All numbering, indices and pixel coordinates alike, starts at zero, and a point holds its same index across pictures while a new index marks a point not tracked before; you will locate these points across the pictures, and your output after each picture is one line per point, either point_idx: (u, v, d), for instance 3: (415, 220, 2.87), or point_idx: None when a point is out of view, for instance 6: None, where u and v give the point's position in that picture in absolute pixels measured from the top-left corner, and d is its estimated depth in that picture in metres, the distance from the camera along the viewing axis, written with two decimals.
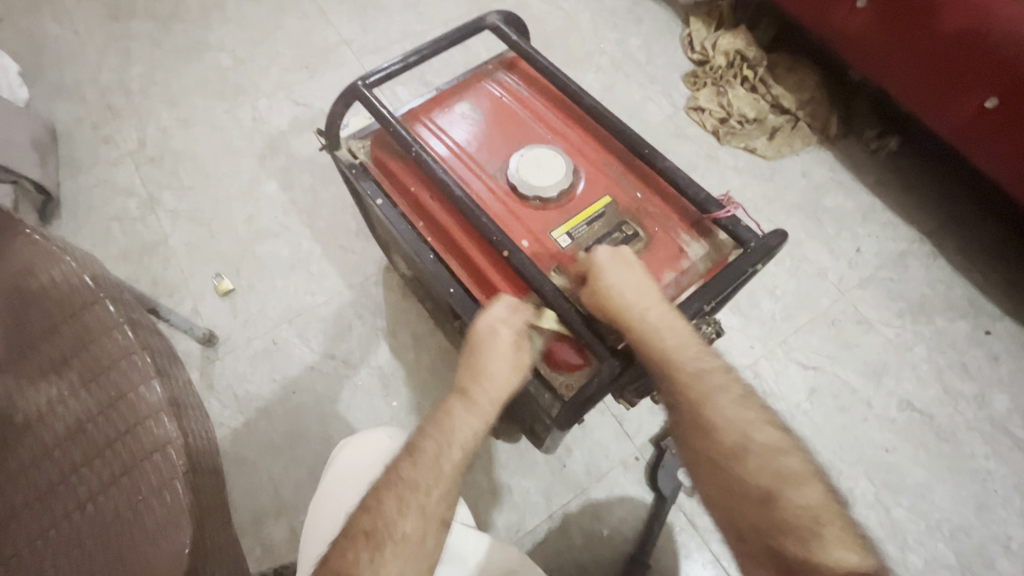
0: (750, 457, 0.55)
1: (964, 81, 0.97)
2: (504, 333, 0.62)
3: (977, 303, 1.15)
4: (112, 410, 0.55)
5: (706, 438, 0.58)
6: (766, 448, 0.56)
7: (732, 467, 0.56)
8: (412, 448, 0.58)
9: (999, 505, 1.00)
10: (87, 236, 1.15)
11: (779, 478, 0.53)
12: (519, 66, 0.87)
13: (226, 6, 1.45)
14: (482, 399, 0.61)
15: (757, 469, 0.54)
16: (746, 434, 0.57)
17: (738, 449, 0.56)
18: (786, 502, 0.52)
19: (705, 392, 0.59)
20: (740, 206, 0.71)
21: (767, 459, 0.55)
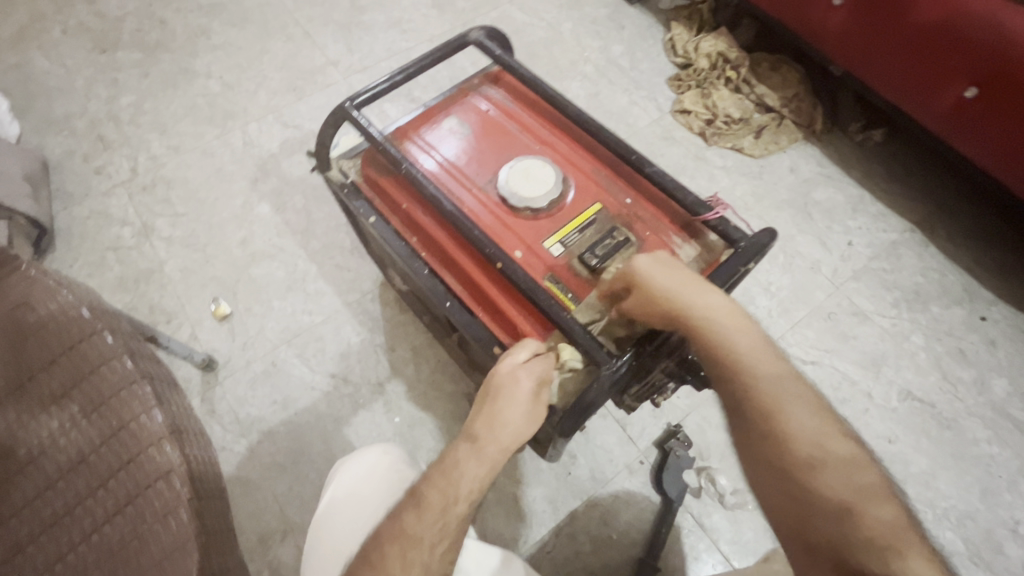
0: (820, 466, 0.49)
1: (942, 72, 0.99)
2: (526, 383, 0.60)
3: (970, 289, 1.16)
4: (114, 439, 0.56)
5: (778, 449, 0.51)
6: (833, 461, 0.49)
7: (800, 478, 0.49)
8: (417, 498, 0.55)
9: (1005, 489, 1.00)
10: (83, 267, 1.16)
11: (859, 494, 0.47)
12: (504, 79, 0.88)
13: (213, 33, 1.47)
14: (492, 446, 0.57)
15: (831, 485, 0.48)
16: (813, 443, 0.50)
17: (807, 458, 0.49)
18: (836, 491, 0.47)
19: (774, 398, 0.52)
20: (729, 207, 0.71)
21: (832, 471, 0.48)
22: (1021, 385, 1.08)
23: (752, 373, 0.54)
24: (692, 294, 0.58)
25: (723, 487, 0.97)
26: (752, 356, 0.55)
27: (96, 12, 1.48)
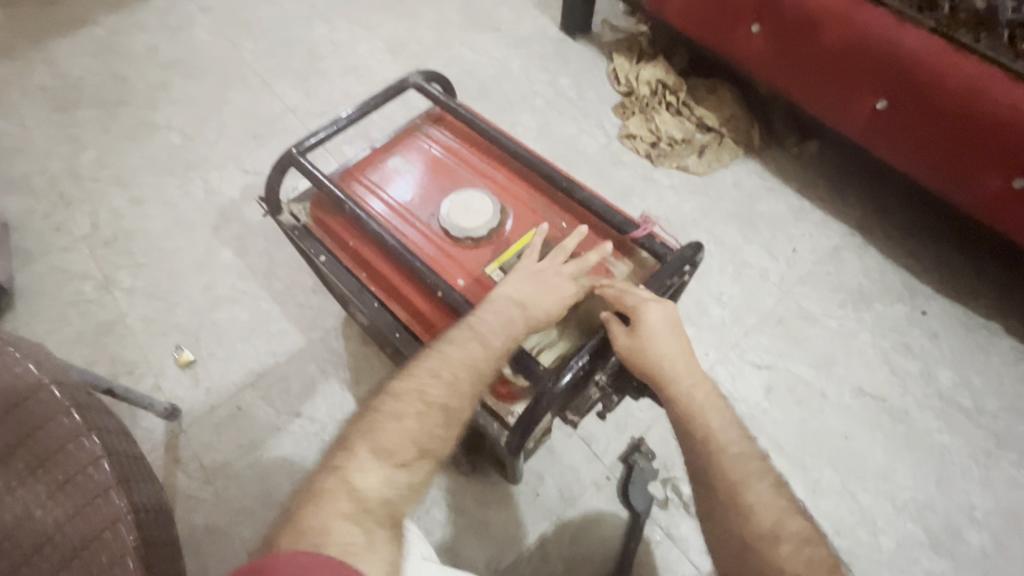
0: (747, 500, 0.56)
1: (856, 86, 1.07)
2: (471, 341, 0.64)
3: (911, 286, 1.22)
4: (62, 492, 0.56)
5: (705, 462, 0.60)
6: (761, 505, 0.56)
7: (733, 513, 0.56)
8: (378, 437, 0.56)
9: (960, 476, 1.03)
10: (43, 324, 1.15)
11: (777, 524, 0.55)
12: (445, 118, 0.93)
13: (173, 87, 1.51)
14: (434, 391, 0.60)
15: (751, 519, 0.55)
16: (746, 485, 0.57)
17: (742, 490, 0.57)
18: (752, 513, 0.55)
19: (707, 424, 0.61)
20: (656, 224, 0.76)
21: (756, 512, 0.56)
22: (966, 374, 1.12)
23: (693, 401, 0.62)
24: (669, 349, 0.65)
25: (688, 496, 0.99)
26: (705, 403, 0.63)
27: (57, 74, 1.52)
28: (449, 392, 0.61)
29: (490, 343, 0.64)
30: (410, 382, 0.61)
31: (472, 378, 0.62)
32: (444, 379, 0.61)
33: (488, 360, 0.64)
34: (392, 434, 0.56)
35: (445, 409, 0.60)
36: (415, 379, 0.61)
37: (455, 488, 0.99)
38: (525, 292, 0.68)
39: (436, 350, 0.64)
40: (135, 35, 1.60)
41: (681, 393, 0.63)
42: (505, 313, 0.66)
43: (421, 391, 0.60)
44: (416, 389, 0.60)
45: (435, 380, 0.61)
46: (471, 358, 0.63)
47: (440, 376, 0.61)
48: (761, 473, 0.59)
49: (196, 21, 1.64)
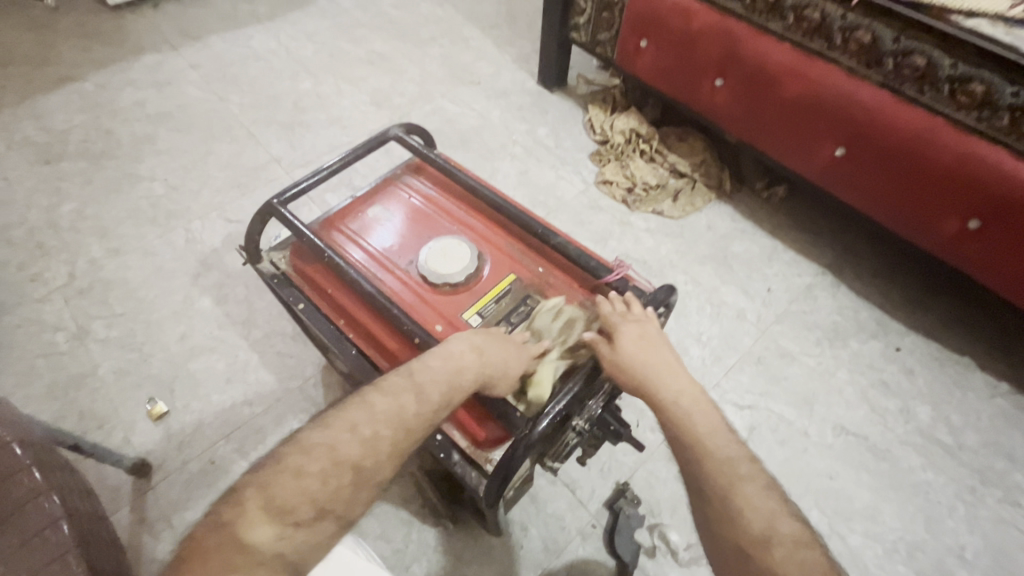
0: (739, 495, 0.54)
1: (815, 135, 1.13)
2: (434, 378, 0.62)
3: (883, 323, 1.25)
4: (14, 557, 0.53)
5: (699, 471, 0.57)
6: (761, 501, 0.54)
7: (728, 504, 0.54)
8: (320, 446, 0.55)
9: (947, 515, 1.03)
10: (9, 378, 1.12)
11: (771, 525, 0.52)
12: (424, 168, 0.96)
13: (158, 139, 1.54)
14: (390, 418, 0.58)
15: (748, 515, 0.53)
16: (741, 482, 0.55)
17: (736, 484, 0.55)
18: (744, 505, 0.53)
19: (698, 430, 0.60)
20: (630, 267, 0.78)
21: (758, 507, 0.53)
22: (943, 410, 1.14)
23: (680, 411, 0.62)
24: (652, 348, 0.67)
25: (676, 544, 0.97)
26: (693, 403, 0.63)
27: (42, 127, 1.54)
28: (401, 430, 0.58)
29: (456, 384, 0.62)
30: (314, 439, 0.55)
31: (393, 435, 0.57)
32: (399, 414, 0.58)
33: (420, 414, 0.59)
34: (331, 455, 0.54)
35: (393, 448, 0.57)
36: (321, 436, 0.55)
37: (436, 542, 0.96)
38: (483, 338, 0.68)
39: (348, 406, 0.59)
40: (122, 90, 1.64)
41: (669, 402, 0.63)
42: (478, 359, 0.65)
43: (365, 423, 0.57)
44: (319, 448, 0.54)
45: (345, 439, 0.55)
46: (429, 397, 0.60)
47: (349, 435, 0.56)
48: (753, 473, 0.56)
49: (184, 76, 1.69)
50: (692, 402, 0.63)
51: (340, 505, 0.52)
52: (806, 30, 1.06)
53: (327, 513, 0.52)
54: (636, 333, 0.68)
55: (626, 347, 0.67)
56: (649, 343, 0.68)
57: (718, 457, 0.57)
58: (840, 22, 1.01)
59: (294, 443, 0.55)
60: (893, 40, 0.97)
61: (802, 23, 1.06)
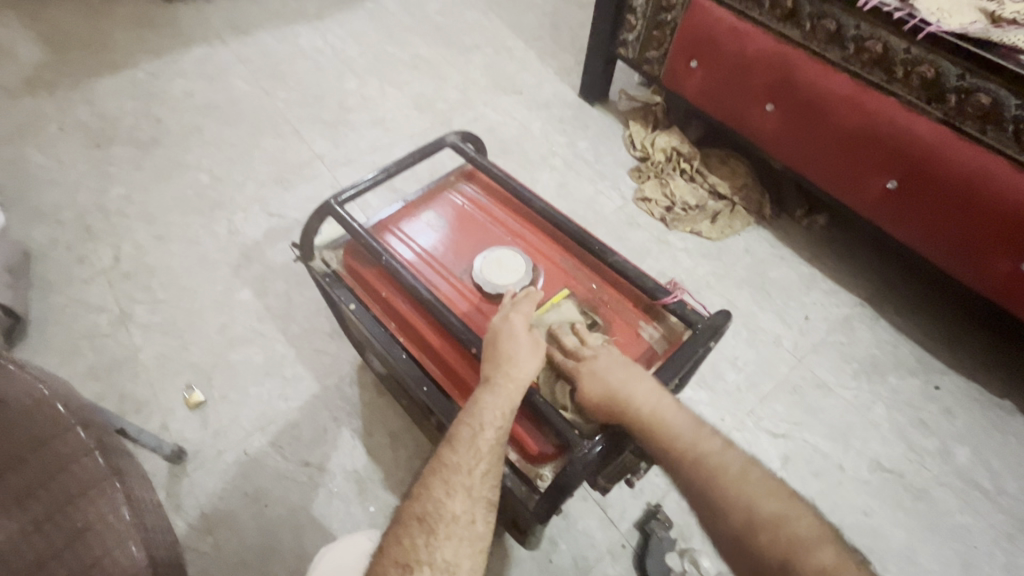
0: (756, 518, 0.57)
1: (867, 166, 1.12)
2: (487, 399, 0.64)
3: (922, 360, 1.23)
4: (75, 543, 0.54)
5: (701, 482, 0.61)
6: (775, 518, 0.56)
7: (731, 508, 0.58)
8: (422, 493, 0.61)
9: (984, 561, 1.00)
10: (54, 357, 1.14)
11: (773, 515, 0.56)
12: (477, 176, 0.97)
13: (206, 130, 1.56)
14: (467, 446, 0.62)
15: (746, 507, 0.58)
16: (755, 504, 0.58)
17: (747, 509, 0.57)
18: (762, 528, 0.56)
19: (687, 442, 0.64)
20: (686, 291, 0.79)
21: (774, 527, 0.55)
22: (983, 452, 1.11)
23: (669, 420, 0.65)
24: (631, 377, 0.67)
25: (707, 569, 0.95)
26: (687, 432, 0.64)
27: (95, 112, 1.58)
28: (476, 454, 0.62)
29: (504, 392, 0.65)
30: (426, 498, 0.60)
31: (487, 464, 0.62)
32: (471, 439, 0.62)
33: (507, 411, 0.64)
34: (439, 497, 0.60)
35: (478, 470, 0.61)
36: (429, 493, 0.60)
37: None
38: (517, 332, 0.70)
39: (440, 460, 0.62)
40: (173, 80, 1.68)
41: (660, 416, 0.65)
42: (509, 363, 0.67)
43: (454, 463, 0.61)
44: (434, 502, 0.59)
45: (452, 486, 0.60)
46: (494, 413, 0.63)
47: (455, 481, 0.61)
48: (756, 478, 0.60)
49: (233, 70, 1.72)
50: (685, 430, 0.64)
51: (479, 527, 0.60)
52: (866, 61, 1.06)
53: (470, 541, 0.58)
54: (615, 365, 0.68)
55: (607, 389, 0.67)
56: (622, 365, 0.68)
57: (726, 485, 0.60)
58: (902, 56, 1.02)
59: (409, 501, 0.61)
60: (958, 76, 0.97)
61: (863, 54, 1.06)
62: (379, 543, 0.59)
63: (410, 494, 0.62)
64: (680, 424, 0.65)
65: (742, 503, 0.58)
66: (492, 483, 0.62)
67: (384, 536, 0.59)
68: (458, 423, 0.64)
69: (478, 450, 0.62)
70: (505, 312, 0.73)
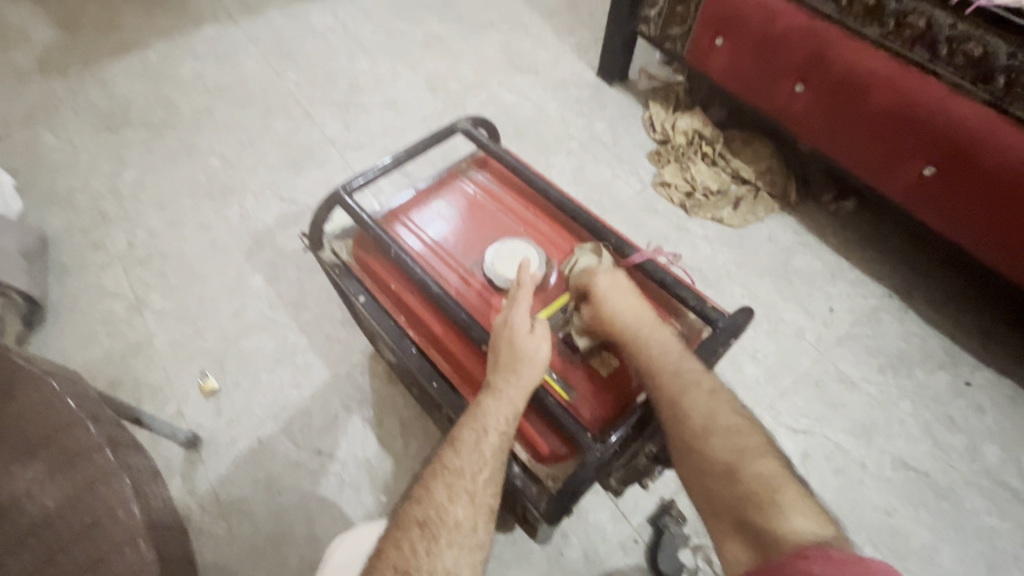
0: (741, 471, 0.56)
1: (905, 151, 1.06)
2: (498, 404, 0.63)
3: (953, 354, 1.18)
4: (87, 537, 0.54)
5: (679, 418, 0.61)
6: (742, 450, 0.57)
7: (701, 437, 0.59)
8: (423, 496, 0.60)
9: (1009, 563, 0.97)
10: (71, 343, 1.15)
11: (738, 454, 0.57)
12: (489, 163, 0.93)
13: (217, 113, 1.54)
14: (470, 452, 0.61)
15: (721, 446, 0.58)
16: (715, 424, 0.60)
17: (700, 437, 0.59)
18: (749, 479, 0.55)
19: (678, 381, 0.63)
20: (657, 255, 0.78)
21: (742, 464, 0.56)
22: (1013, 451, 1.07)
23: (660, 356, 0.66)
24: (634, 314, 0.69)
25: (720, 566, 0.94)
26: (687, 378, 0.63)
27: (107, 94, 1.57)
28: (479, 460, 0.60)
29: (507, 397, 0.63)
30: (428, 502, 0.59)
31: (491, 470, 0.60)
32: (475, 445, 0.61)
33: (511, 418, 0.62)
34: (440, 502, 0.59)
35: (481, 477, 0.60)
36: (431, 498, 0.59)
37: None
38: (521, 322, 0.67)
39: (442, 464, 0.61)
40: (184, 61, 1.65)
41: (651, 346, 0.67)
42: (520, 357, 0.65)
43: (457, 467, 0.60)
44: (436, 508, 0.58)
45: (454, 491, 0.59)
46: (499, 417, 0.62)
47: (457, 485, 0.60)
48: (715, 397, 0.62)
49: (243, 50, 1.69)
50: (685, 383, 0.63)
51: (480, 535, 0.58)
52: (907, 38, 1.00)
53: (471, 550, 0.57)
54: (618, 289, 0.71)
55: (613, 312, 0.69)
56: (634, 306, 0.70)
57: (722, 434, 0.59)
58: (947, 32, 0.95)
59: (410, 504, 0.60)
60: (1009, 55, 0.90)
61: (904, 30, 1.00)
62: (378, 545, 0.58)
63: (410, 496, 0.61)
64: (684, 371, 0.64)
65: (712, 443, 0.58)
66: (494, 489, 0.61)
67: (383, 539, 0.59)
68: (463, 425, 0.62)
69: (481, 457, 0.61)
70: (512, 309, 0.69)
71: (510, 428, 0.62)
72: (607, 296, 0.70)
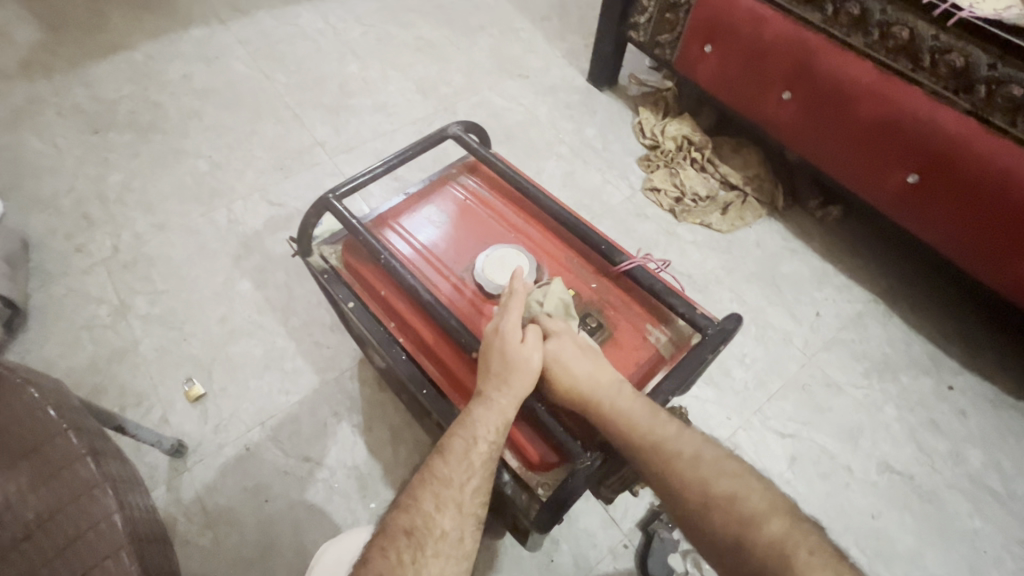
0: (750, 542, 0.55)
1: (889, 159, 1.08)
2: (488, 414, 0.62)
3: (936, 359, 1.20)
4: (70, 550, 0.53)
5: (676, 492, 0.61)
6: (746, 515, 0.57)
7: (707, 510, 0.58)
8: (411, 505, 0.59)
9: (991, 566, 0.99)
10: (54, 349, 1.13)
11: (742, 521, 0.57)
12: (479, 169, 0.93)
13: (204, 115, 1.53)
14: (459, 461, 0.60)
15: (722, 514, 0.58)
16: (712, 487, 0.59)
17: (705, 509, 0.59)
18: (762, 546, 0.55)
19: (666, 449, 0.62)
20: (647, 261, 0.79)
21: (750, 532, 0.56)
22: (995, 454, 1.09)
23: (634, 424, 0.63)
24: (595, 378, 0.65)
25: (709, 571, 0.95)
26: (677, 442, 0.62)
27: (92, 96, 1.54)
28: (467, 469, 0.60)
29: (496, 407, 0.63)
30: (415, 511, 0.58)
31: (479, 480, 0.60)
32: (463, 455, 0.61)
33: (500, 427, 0.62)
34: (427, 511, 0.58)
35: (469, 487, 0.60)
36: (419, 506, 0.59)
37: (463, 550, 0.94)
38: (512, 330, 0.67)
39: (430, 472, 0.61)
40: (171, 63, 1.64)
41: (621, 413, 0.63)
42: (510, 366, 0.65)
43: (445, 476, 0.60)
44: (424, 517, 0.58)
45: (442, 500, 0.59)
46: (488, 427, 0.62)
47: (445, 495, 0.59)
48: (708, 458, 0.62)
49: (231, 52, 1.68)
50: (677, 449, 0.62)
51: (467, 545, 0.59)
52: (891, 48, 1.01)
53: (456, 560, 0.57)
54: (569, 352, 0.67)
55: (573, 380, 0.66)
56: (596, 365, 0.66)
57: (722, 503, 0.58)
58: (930, 43, 0.97)
59: (397, 512, 0.59)
60: (989, 66, 0.93)
61: (888, 41, 1.01)
62: (362, 553, 0.57)
63: (397, 504, 0.60)
64: (671, 438, 0.62)
65: (716, 516, 0.58)
66: (482, 499, 0.61)
67: (368, 547, 0.58)
68: (452, 434, 0.62)
69: (470, 466, 0.60)
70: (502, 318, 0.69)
71: (499, 439, 0.62)
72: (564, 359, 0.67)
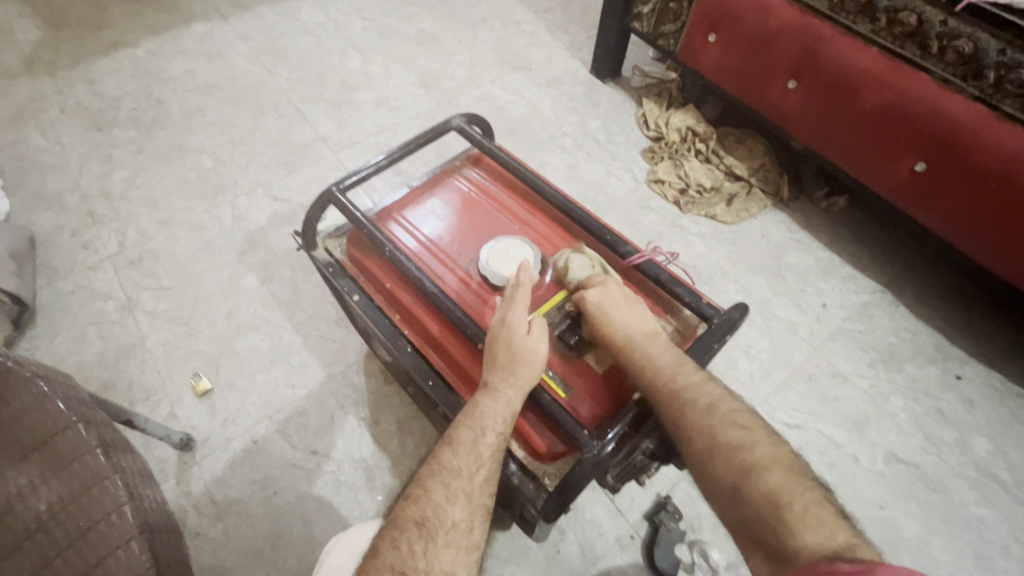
0: (750, 488, 0.54)
1: (897, 146, 1.07)
2: (495, 405, 0.62)
3: (943, 348, 1.19)
4: (81, 541, 0.53)
5: (688, 432, 0.61)
6: (751, 463, 0.56)
7: (712, 453, 0.58)
8: (421, 495, 0.59)
9: (999, 554, 0.99)
10: (62, 345, 1.14)
11: (746, 470, 0.55)
12: (483, 160, 0.93)
13: (207, 111, 1.53)
14: (467, 452, 0.61)
15: (728, 463, 0.57)
16: (719, 434, 0.59)
17: (709, 452, 0.58)
18: (763, 493, 0.53)
19: (682, 390, 0.63)
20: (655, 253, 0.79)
21: (752, 477, 0.55)
22: (1002, 444, 1.08)
23: (657, 369, 0.65)
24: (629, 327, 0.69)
25: (716, 562, 0.95)
26: (693, 386, 0.63)
27: (95, 93, 1.55)
28: (475, 460, 0.61)
29: (503, 398, 0.63)
30: (425, 502, 0.58)
31: (487, 470, 0.61)
32: (472, 446, 0.61)
33: (507, 418, 0.62)
34: (438, 502, 0.58)
35: (477, 478, 0.60)
36: (429, 497, 0.58)
37: None
38: (518, 321, 0.67)
39: (440, 463, 0.61)
40: (172, 59, 1.64)
41: (647, 359, 0.66)
42: (516, 357, 0.65)
43: (454, 467, 0.60)
44: (434, 507, 0.58)
45: (452, 491, 0.59)
46: (495, 418, 0.62)
47: (456, 486, 0.59)
48: (724, 405, 0.62)
49: (233, 48, 1.68)
50: (693, 391, 0.63)
51: (476, 535, 0.59)
52: (898, 34, 1.00)
53: (467, 551, 0.58)
54: (609, 295, 0.72)
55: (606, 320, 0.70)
56: (632, 317, 0.70)
57: (728, 450, 0.57)
58: (938, 28, 0.96)
59: (406, 503, 0.59)
60: (999, 51, 0.92)
61: (895, 27, 1.00)
62: (372, 544, 0.56)
63: (405, 494, 0.60)
64: (690, 381, 0.64)
65: (721, 460, 0.57)
66: (489, 489, 0.61)
67: (377, 538, 0.57)
68: (460, 425, 0.62)
69: (478, 457, 0.61)
70: (508, 309, 0.69)
71: (506, 430, 0.62)
72: (608, 311, 0.71)
